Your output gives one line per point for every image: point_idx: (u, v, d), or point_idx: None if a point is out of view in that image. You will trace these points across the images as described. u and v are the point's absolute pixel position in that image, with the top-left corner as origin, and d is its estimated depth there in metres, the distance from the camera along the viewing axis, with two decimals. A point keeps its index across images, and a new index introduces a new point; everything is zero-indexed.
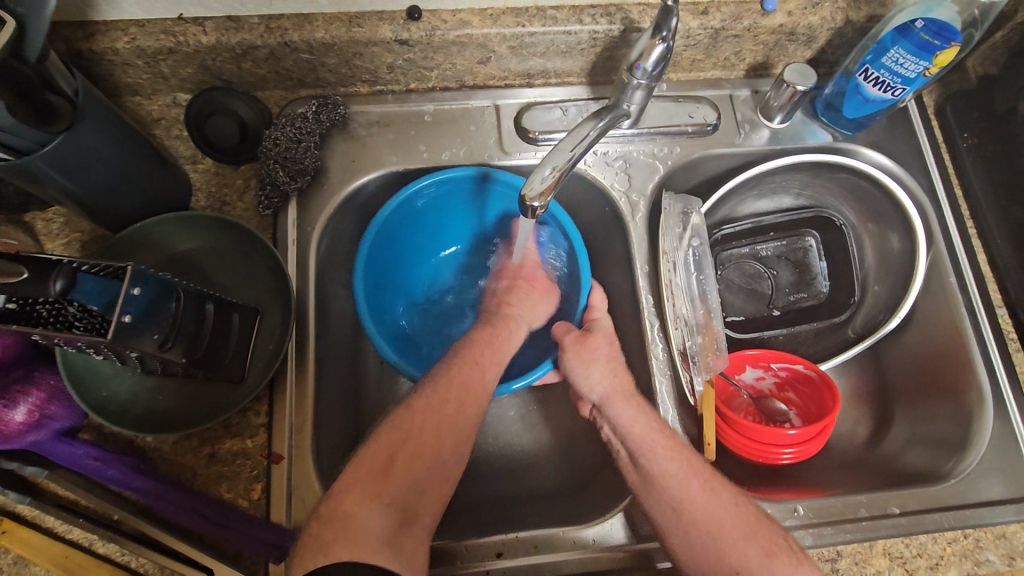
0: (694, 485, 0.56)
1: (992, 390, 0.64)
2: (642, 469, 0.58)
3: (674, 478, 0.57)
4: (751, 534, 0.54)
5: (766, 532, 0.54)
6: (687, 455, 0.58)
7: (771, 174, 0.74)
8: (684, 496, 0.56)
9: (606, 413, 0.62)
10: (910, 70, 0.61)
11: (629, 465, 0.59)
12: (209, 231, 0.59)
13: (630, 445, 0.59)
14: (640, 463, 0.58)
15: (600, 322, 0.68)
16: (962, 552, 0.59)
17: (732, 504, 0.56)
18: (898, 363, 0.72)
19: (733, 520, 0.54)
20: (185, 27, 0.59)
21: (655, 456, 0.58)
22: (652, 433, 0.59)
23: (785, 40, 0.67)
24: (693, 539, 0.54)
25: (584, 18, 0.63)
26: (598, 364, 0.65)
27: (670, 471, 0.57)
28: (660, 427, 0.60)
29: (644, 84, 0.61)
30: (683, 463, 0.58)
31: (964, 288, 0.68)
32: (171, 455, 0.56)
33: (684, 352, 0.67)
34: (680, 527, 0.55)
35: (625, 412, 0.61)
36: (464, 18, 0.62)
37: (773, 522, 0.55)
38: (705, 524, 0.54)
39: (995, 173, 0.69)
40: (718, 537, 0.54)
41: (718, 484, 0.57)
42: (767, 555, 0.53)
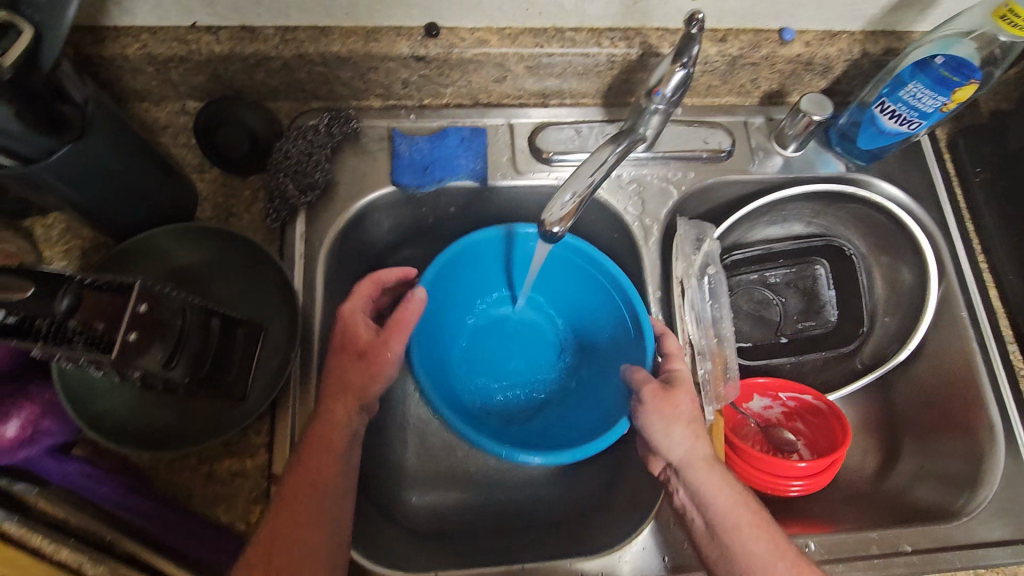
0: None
1: (1004, 426, 0.64)
2: (720, 543, 0.52)
3: (759, 560, 0.51)
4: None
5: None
6: (778, 539, 0.52)
7: (784, 203, 0.74)
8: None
9: (686, 479, 0.54)
10: (928, 105, 0.60)
11: (705, 539, 0.54)
12: (218, 242, 0.58)
13: (708, 516, 0.53)
14: (721, 537, 0.52)
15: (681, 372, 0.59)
16: None
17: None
18: (906, 397, 0.72)
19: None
20: (199, 36, 0.58)
21: (745, 544, 0.52)
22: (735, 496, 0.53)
23: (801, 69, 0.67)
24: None
25: (602, 41, 0.62)
26: (680, 423, 0.55)
27: (755, 550, 0.51)
28: (741, 497, 0.54)
29: (662, 108, 0.60)
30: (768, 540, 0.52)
31: (976, 322, 0.67)
32: (167, 473, 0.54)
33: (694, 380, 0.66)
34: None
35: (706, 480, 0.54)
36: (482, 37, 0.61)
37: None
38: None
39: (1006, 206, 0.69)
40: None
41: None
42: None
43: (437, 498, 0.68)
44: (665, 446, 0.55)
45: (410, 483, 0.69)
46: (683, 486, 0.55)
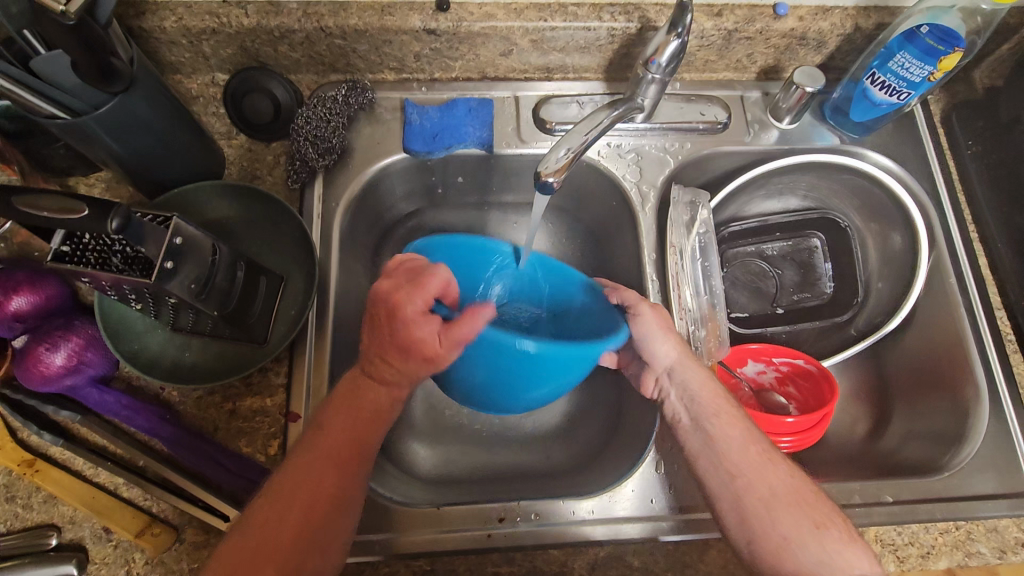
0: (764, 469, 0.55)
1: (989, 388, 0.65)
2: (702, 430, 0.58)
3: (736, 444, 0.57)
4: (820, 517, 0.53)
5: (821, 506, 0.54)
6: (753, 429, 0.58)
7: (780, 175, 0.76)
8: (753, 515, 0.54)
9: (674, 380, 0.61)
10: (916, 75, 0.63)
11: (688, 430, 0.59)
12: (244, 199, 0.63)
13: (694, 408, 0.60)
14: (703, 424, 0.59)
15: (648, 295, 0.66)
16: (953, 543, 0.59)
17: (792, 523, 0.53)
18: (898, 364, 0.74)
19: (800, 514, 0.53)
20: (229, 10, 0.63)
21: (723, 430, 0.58)
22: (716, 391, 0.60)
23: (796, 44, 0.70)
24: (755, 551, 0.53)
25: (603, 15, 0.66)
26: (671, 333, 0.61)
27: (734, 436, 0.57)
28: (719, 393, 0.61)
29: (658, 78, 0.64)
30: (745, 430, 0.58)
31: (965, 289, 0.70)
32: (194, 408, 0.59)
33: (688, 339, 0.69)
34: (732, 493, 0.55)
35: (695, 377, 0.61)
36: (489, 11, 0.65)
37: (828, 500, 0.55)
38: (760, 490, 0.54)
39: (997, 177, 0.71)
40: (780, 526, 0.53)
41: (777, 461, 0.56)
42: (819, 526, 0.52)
43: (442, 449, 0.73)
44: (658, 354, 0.61)
45: (417, 434, 0.73)
46: (673, 386, 0.61)
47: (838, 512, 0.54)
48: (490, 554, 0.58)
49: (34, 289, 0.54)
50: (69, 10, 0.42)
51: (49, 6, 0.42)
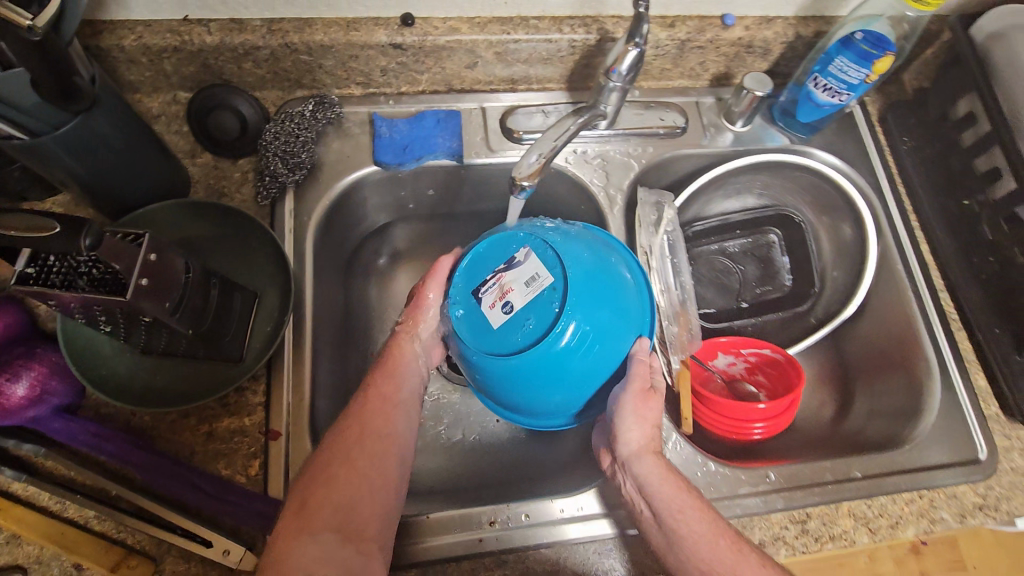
0: (733, 562, 0.50)
1: (940, 366, 0.69)
2: (666, 531, 0.53)
3: (701, 536, 0.52)
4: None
5: None
6: (719, 518, 0.53)
7: (737, 175, 0.80)
8: None
9: (632, 472, 0.57)
10: (854, 77, 0.68)
11: (654, 531, 0.55)
12: (212, 216, 0.61)
13: (654, 505, 0.54)
14: (664, 527, 0.53)
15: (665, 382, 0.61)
16: (918, 511, 0.63)
17: None
18: (856, 348, 0.78)
19: None
20: (190, 27, 0.62)
21: (687, 523, 0.53)
22: (681, 485, 0.55)
23: (744, 52, 0.75)
24: None
25: (563, 28, 0.69)
26: (636, 414, 0.58)
27: (698, 531, 0.52)
28: (681, 483, 0.55)
29: (620, 86, 0.67)
30: (714, 525, 0.52)
31: (910, 272, 0.74)
32: (169, 433, 0.57)
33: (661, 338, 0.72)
34: None
35: (651, 470, 0.56)
36: (454, 25, 0.67)
37: None
38: None
39: (931, 169, 0.76)
40: None
41: (747, 549, 0.51)
42: None
43: (426, 460, 0.72)
44: (623, 437, 0.58)
45: None
46: (629, 478, 0.57)
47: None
48: (480, 559, 0.58)
49: None
50: (35, 26, 0.41)
51: (15, 20, 0.40)
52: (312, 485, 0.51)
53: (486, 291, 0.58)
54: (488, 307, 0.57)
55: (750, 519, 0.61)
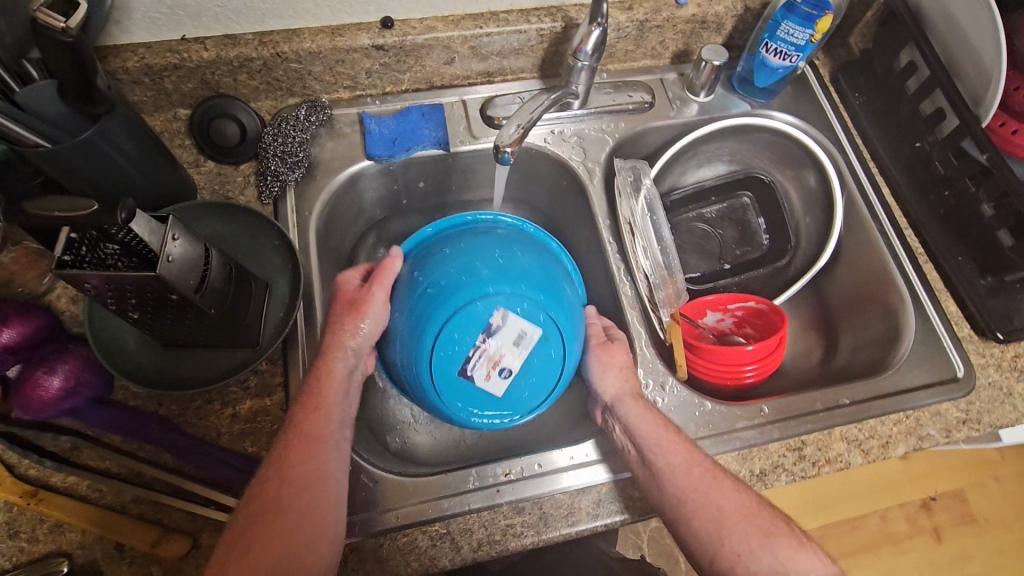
0: (712, 495, 0.56)
1: (912, 296, 0.74)
2: (650, 465, 0.58)
3: (680, 468, 0.57)
4: (771, 531, 0.55)
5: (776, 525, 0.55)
6: (696, 450, 0.59)
7: (705, 142, 0.86)
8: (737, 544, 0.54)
9: (617, 413, 0.62)
10: (800, 39, 0.74)
11: (638, 467, 0.59)
12: (222, 216, 0.66)
13: (639, 443, 0.59)
14: (648, 459, 0.58)
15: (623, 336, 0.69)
16: (906, 429, 0.67)
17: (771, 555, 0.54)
18: (835, 291, 0.83)
19: (749, 525, 0.55)
20: (188, 46, 0.67)
21: (670, 462, 0.57)
22: (662, 426, 0.60)
23: (699, 28, 0.81)
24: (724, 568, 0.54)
25: (530, 19, 0.75)
26: (613, 368, 0.65)
27: (676, 462, 0.57)
28: (663, 421, 0.60)
29: (587, 65, 0.72)
30: (693, 461, 0.58)
31: (875, 214, 0.79)
32: (196, 418, 0.60)
33: (651, 299, 0.75)
34: (687, 514, 0.56)
35: (633, 410, 0.61)
36: (430, 24, 0.73)
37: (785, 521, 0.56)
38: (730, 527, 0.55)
39: (883, 119, 0.82)
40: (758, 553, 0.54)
41: (724, 478, 0.57)
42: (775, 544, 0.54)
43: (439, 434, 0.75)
44: (601, 387, 0.64)
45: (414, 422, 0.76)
46: (615, 420, 0.62)
47: (791, 526, 0.57)
48: (500, 508, 0.60)
49: (23, 322, 0.56)
50: (69, 28, 0.46)
51: (51, 24, 0.45)
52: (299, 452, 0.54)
53: (474, 367, 0.59)
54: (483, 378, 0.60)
55: (750, 450, 0.64)
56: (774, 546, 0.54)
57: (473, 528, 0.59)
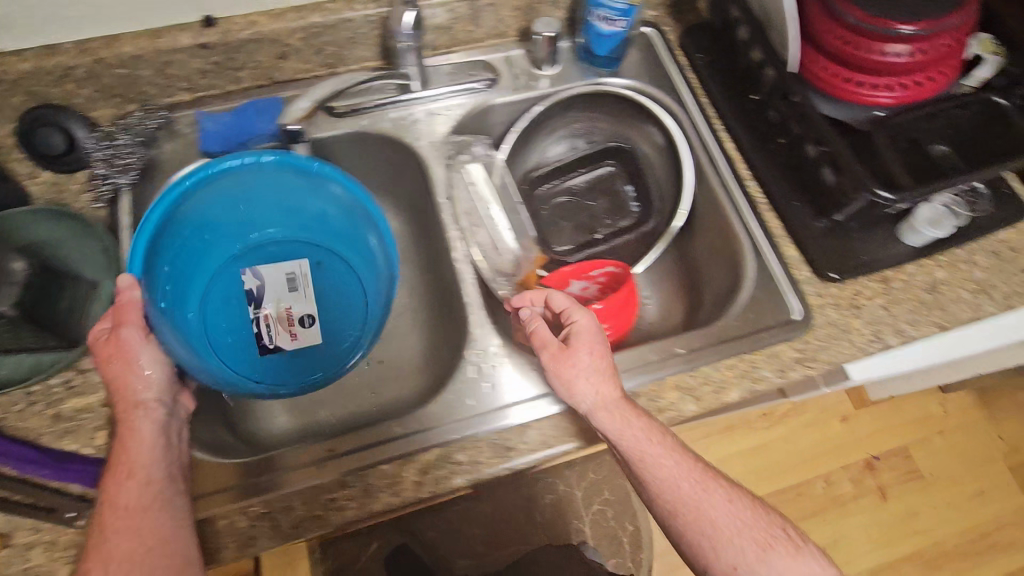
0: (705, 506, 0.56)
1: (750, 244, 0.75)
2: (640, 475, 0.58)
3: (667, 477, 0.57)
4: (762, 536, 0.55)
5: (762, 525, 0.56)
6: (682, 454, 0.58)
7: (557, 114, 0.87)
8: (729, 551, 0.54)
9: (595, 423, 0.59)
10: (619, 3, 0.75)
11: (630, 471, 0.59)
12: (48, 222, 0.67)
13: (624, 452, 0.58)
14: (637, 468, 0.58)
15: (539, 330, 0.65)
16: (740, 373, 0.67)
17: (761, 554, 0.54)
18: (694, 249, 0.84)
19: (741, 530, 0.55)
20: (5, 59, 0.69)
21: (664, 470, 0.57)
22: (647, 427, 0.59)
23: (533, 3, 0.82)
24: (717, 569, 0.54)
25: (356, 7, 0.75)
26: (579, 375, 0.61)
27: (663, 468, 0.57)
28: (646, 427, 0.58)
29: (411, 46, 0.73)
30: (683, 467, 0.58)
31: (718, 169, 0.80)
32: (17, 420, 0.60)
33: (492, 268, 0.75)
34: (673, 523, 0.56)
35: (610, 421, 0.58)
36: (253, 20, 0.73)
37: (764, 511, 0.57)
38: (714, 531, 0.55)
39: (722, 75, 0.83)
40: (745, 554, 0.54)
41: (717, 481, 0.58)
42: (763, 549, 0.54)
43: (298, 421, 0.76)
44: (577, 395, 0.61)
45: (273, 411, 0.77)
46: (594, 428, 0.60)
47: (789, 531, 0.57)
48: (324, 482, 0.60)
49: None
50: None
51: None
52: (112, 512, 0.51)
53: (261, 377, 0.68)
54: (291, 341, 0.79)
55: None
56: (754, 555, 0.54)
57: (294, 505, 0.59)
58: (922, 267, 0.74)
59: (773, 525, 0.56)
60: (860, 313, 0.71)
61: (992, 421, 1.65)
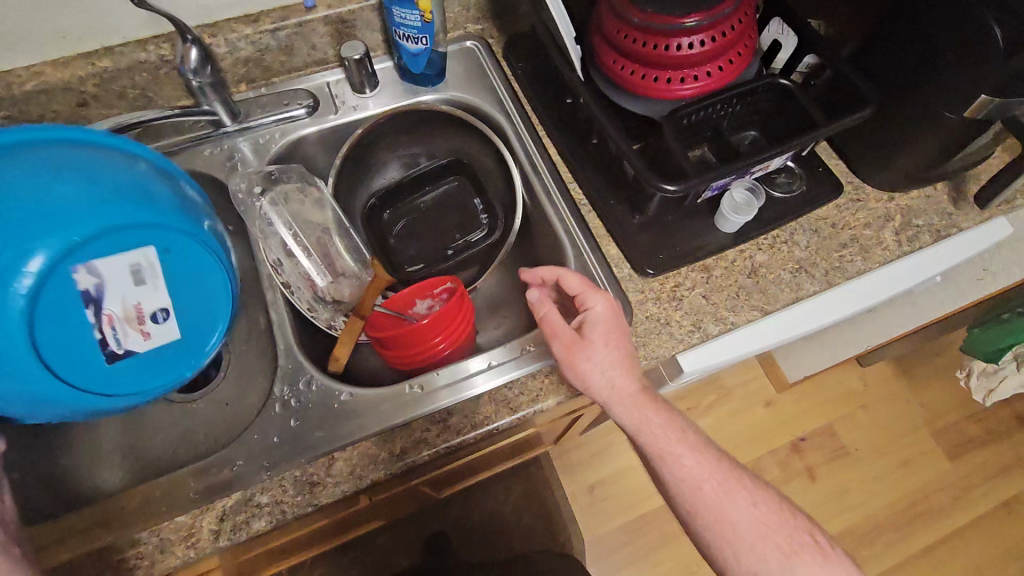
0: (754, 522, 0.62)
1: (572, 246, 0.75)
2: (656, 465, 0.64)
3: (692, 475, 0.63)
4: (785, 542, 0.62)
5: (783, 527, 0.63)
6: (705, 457, 0.64)
7: (387, 135, 0.87)
8: (746, 538, 0.62)
9: (612, 415, 0.64)
10: (414, 21, 0.74)
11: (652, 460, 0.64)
12: None
13: (641, 442, 0.63)
14: (654, 459, 0.64)
15: (547, 318, 0.65)
16: (557, 379, 0.66)
17: (778, 540, 0.62)
18: (536, 256, 0.84)
19: (756, 525, 0.62)
20: None
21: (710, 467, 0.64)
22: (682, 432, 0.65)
23: (344, 28, 0.81)
24: (726, 556, 0.62)
25: (148, 47, 0.73)
26: (597, 369, 0.62)
27: (681, 463, 0.63)
28: (663, 422, 0.63)
29: (205, 83, 0.72)
30: (706, 468, 0.63)
31: (541, 175, 0.80)
32: None
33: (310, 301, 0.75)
34: (693, 513, 0.63)
35: (627, 415, 0.63)
36: (38, 70, 0.71)
37: (790, 518, 0.64)
38: (738, 527, 0.62)
39: (539, 82, 0.84)
40: (762, 544, 0.62)
41: (745, 487, 0.64)
42: (788, 556, 0.61)
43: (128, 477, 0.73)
44: (596, 383, 0.63)
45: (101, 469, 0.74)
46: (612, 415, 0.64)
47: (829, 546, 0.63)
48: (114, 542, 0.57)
49: None
50: None
51: None
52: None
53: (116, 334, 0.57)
54: (145, 341, 0.59)
55: (392, 431, 0.63)
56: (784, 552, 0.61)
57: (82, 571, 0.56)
58: (742, 253, 0.75)
59: (791, 514, 0.64)
60: (680, 305, 0.71)
61: (917, 391, 1.65)
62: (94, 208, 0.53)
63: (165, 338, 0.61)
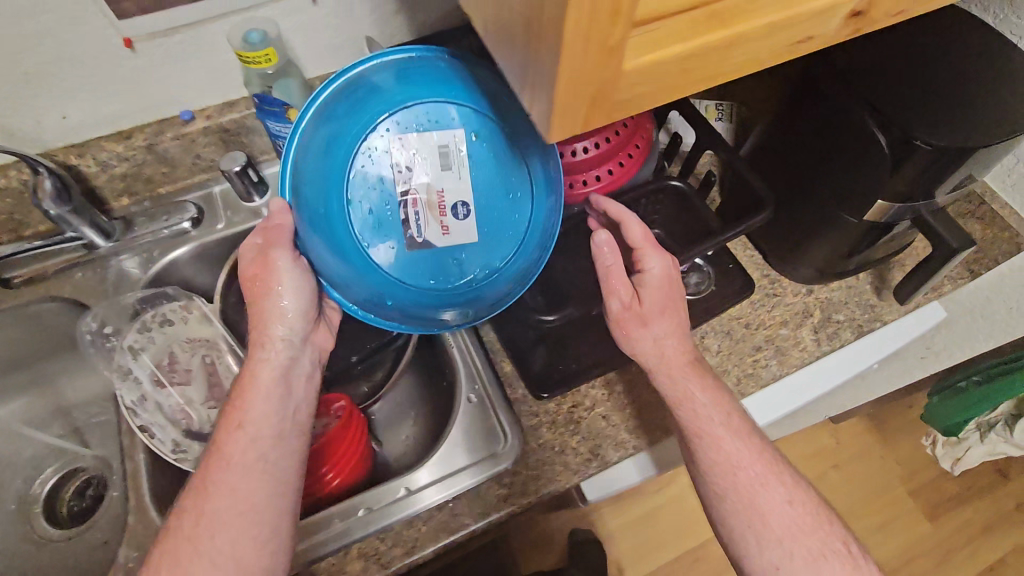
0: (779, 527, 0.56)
1: (464, 365, 0.70)
2: (691, 447, 0.59)
3: (734, 458, 0.58)
4: (816, 547, 0.55)
5: (823, 529, 0.57)
6: (751, 439, 0.59)
7: None
8: (781, 531, 0.56)
9: (656, 389, 0.61)
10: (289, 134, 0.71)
11: (687, 447, 0.60)
12: None
13: (683, 419, 0.59)
14: (692, 442, 0.59)
15: (610, 259, 0.63)
16: (436, 527, 0.61)
17: (801, 550, 0.55)
18: (437, 367, 0.79)
19: (784, 522, 0.56)
20: None
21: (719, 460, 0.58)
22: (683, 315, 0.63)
23: (228, 136, 0.77)
24: (757, 560, 0.56)
25: (8, 172, 0.68)
26: (645, 337, 0.62)
27: (724, 444, 0.58)
28: (711, 392, 0.60)
29: (68, 211, 0.67)
30: (746, 452, 0.58)
31: None
32: None
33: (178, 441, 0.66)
34: (722, 507, 0.58)
35: (667, 384, 0.61)
36: None
37: (830, 522, 0.57)
38: (767, 526, 0.56)
39: None
40: (792, 547, 0.55)
41: (784, 475, 0.58)
42: (817, 560, 0.55)
43: None
44: (643, 351, 0.62)
45: None
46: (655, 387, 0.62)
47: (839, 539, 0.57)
48: None
49: None
50: None
51: None
52: (227, 467, 0.52)
53: (427, 221, 0.62)
54: (442, 235, 0.63)
55: None
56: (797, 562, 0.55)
57: None
58: None
59: (828, 518, 0.58)
60: (577, 429, 0.66)
61: (890, 445, 1.58)
62: (402, 81, 0.60)
63: (463, 238, 0.64)
